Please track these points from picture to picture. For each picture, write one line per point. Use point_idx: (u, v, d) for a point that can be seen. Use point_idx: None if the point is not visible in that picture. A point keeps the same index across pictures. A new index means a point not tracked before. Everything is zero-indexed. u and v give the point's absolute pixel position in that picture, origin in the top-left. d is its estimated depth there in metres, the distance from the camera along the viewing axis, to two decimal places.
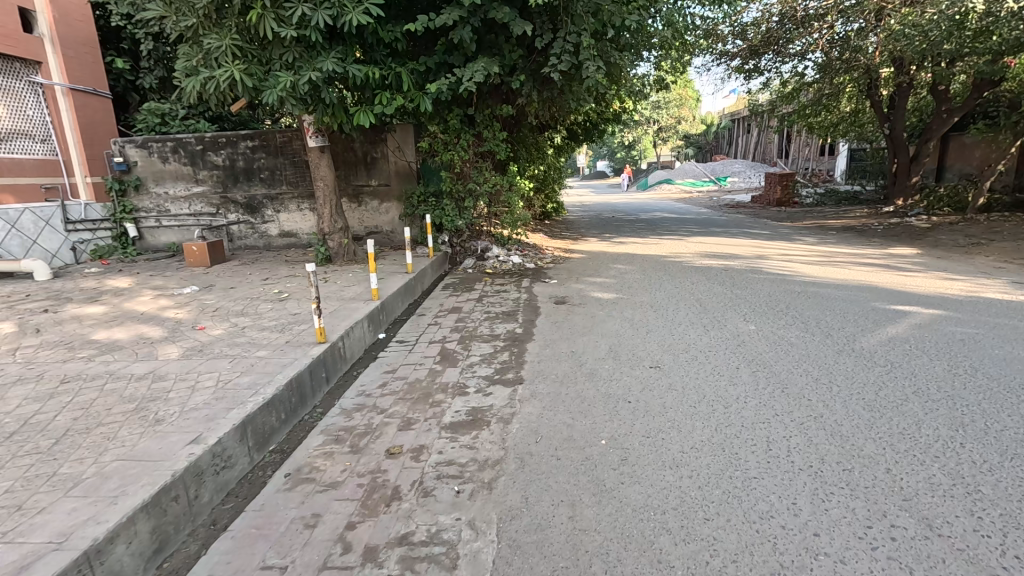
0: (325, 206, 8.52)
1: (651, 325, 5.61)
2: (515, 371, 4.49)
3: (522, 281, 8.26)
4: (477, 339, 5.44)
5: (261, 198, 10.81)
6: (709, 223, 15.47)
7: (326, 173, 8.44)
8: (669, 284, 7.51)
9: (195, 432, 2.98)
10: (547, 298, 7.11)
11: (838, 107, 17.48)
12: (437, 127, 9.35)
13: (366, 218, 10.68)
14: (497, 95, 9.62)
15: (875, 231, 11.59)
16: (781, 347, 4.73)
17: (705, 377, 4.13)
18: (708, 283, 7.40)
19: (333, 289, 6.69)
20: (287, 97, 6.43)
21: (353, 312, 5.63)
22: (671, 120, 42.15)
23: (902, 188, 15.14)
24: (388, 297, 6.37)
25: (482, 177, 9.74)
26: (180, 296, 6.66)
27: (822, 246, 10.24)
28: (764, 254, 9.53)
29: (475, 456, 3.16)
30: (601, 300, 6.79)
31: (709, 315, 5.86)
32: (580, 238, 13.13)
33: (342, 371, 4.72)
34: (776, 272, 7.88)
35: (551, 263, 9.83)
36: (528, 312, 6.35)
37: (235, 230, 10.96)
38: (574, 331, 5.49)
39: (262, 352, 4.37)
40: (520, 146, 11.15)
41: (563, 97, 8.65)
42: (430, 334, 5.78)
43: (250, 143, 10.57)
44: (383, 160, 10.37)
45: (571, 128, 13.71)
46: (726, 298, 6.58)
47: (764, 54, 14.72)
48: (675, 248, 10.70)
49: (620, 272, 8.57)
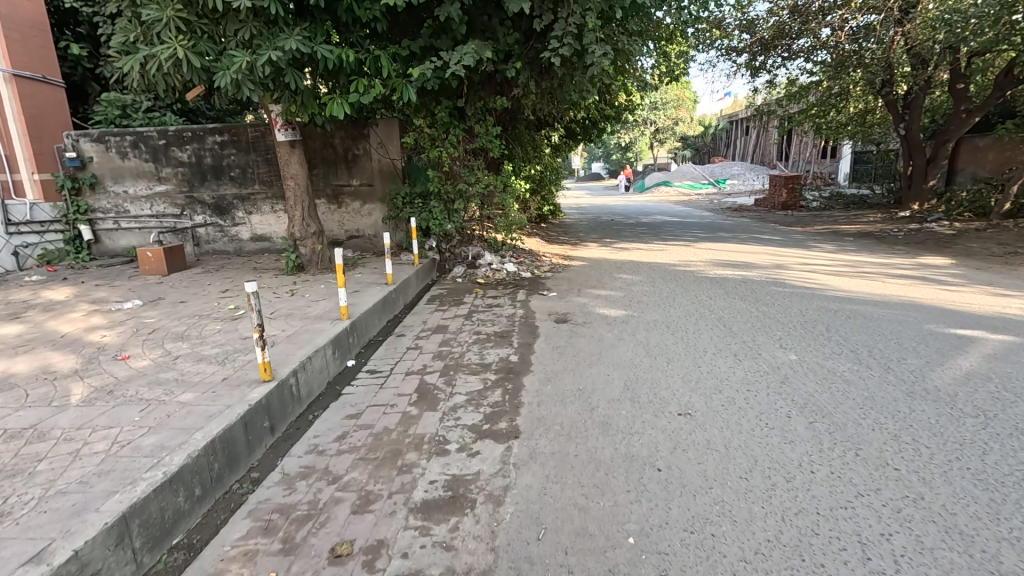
0: (296, 208, 7.58)
1: (671, 352, 4.72)
2: (509, 419, 3.58)
3: (517, 294, 7.36)
4: (463, 370, 4.54)
5: (231, 199, 9.87)
6: (715, 227, 14.64)
7: (297, 171, 7.51)
8: (684, 299, 6.62)
9: (43, 540, 2.07)
10: (546, 315, 6.21)
11: (848, 107, 16.78)
12: (423, 121, 8.44)
13: (346, 220, 9.76)
14: (490, 87, 8.75)
15: (896, 238, 10.79)
16: (836, 386, 3.85)
17: (750, 430, 3.25)
18: (727, 299, 6.54)
19: (297, 306, 5.77)
20: (242, 80, 5.49)
21: (315, 336, 4.70)
22: (668, 121, 41.41)
23: (917, 192, 14.42)
24: (360, 316, 5.44)
25: (473, 176, 8.82)
26: (117, 312, 5.71)
27: (843, 254, 9.42)
28: (783, 263, 8.70)
29: (453, 565, 2.26)
30: (607, 318, 5.93)
31: (738, 339, 4.99)
32: (579, 243, 12.27)
33: (294, 414, 3.81)
34: (802, 285, 7.02)
35: (549, 271, 8.95)
36: (524, 334, 5.46)
37: (202, 233, 9.99)
38: (579, 359, 4.61)
39: (186, 396, 3.44)
40: (516, 143, 10.26)
41: (563, 88, 7.76)
42: (408, 361, 4.87)
43: (219, 137, 9.64)
44: (365, 157, 9.49)
45: (570, 125, 12.87)
46: (753, 316, 5.71)
47: (772, 48, 14.02)
48: (684, 255, 9.86)
49: (626, 283, 7.70)
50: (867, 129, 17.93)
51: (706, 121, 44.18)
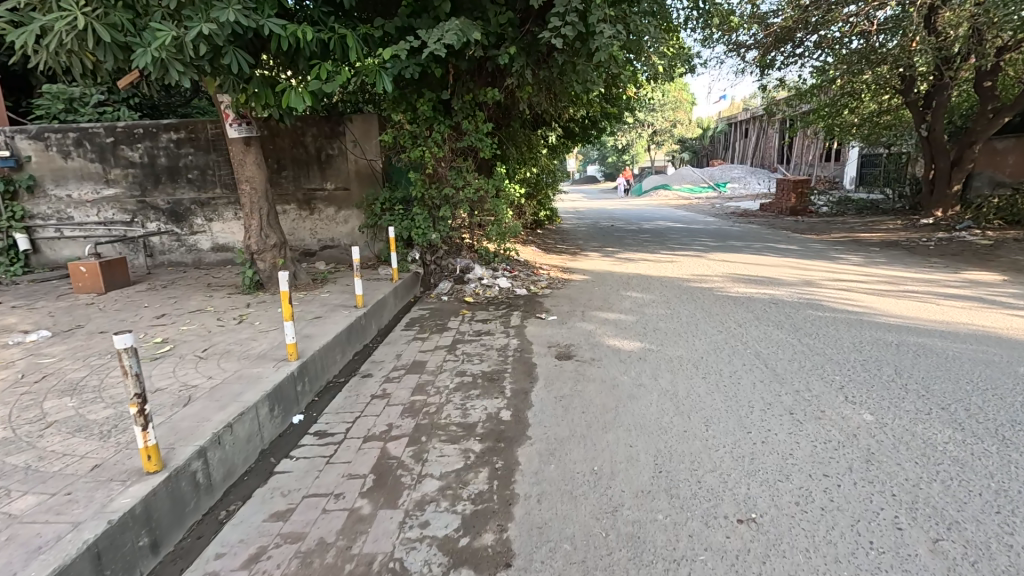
0: (252, 216, 6.49)
1: (707, 407, 3.67)
2: (497, 528, 2.52)
3: (511, 317, 6.33)
4: (437, 434, 3.47)
5: (188, 204, 8.77)
6: (724, 235, 13.63)
7: (253, 172, 6.42)
8: (708, 326, 5.58)
9: None
10: (544, 347, 5.16)
11: (861, 107, 15.85)
12: (403, 116, 7.42)
13: (319, 228, 8.69)
14: (480, 78, 7.72)
15: (928, 249, 9.85)
16: (945, 470, 2.82)
17: (856, 558, 2.22)
18: (760, 327, 5.51)
19: (239, 340, 4.69)
20: (169, 60, 4.41)
21: (248, 388, 3.63)
22: (667, 123, 40.27)
23: (940, 198, 13.41)
24: (315, 355, 4.37)
25: (461, 179, 7.78)
26: (14, 348, 4.61)
27: (874, 268, 8.45)
28: (812, 278, 7.70)
29: None
30: (619, 351, 4.91)
31: (788, 387, 3.95)
32: (578, 252, 11.26)
33: (199, 511, 2.74)
34: (844, 308, 6.01)
35: (547, 287, 7.94)
36: (518, 376, 4.40)
37: (155, 242, 8.86)
38: (589, 418, 3.57)
39: (23, 501, 2.36)
40: (510, 144, 9.24)
41: (565, 78, 6.77)
42: (370, 419, 3.80)
43: (174, 135, 8.55)
44: (341, 157, 8.44)
45: (568, 124, 11.90)
46: (798, 352, 4.69)
47: (786, 44, 13.13)
48: (697, 268, 8.84)
49: (637, 303, 6.68)
50: (881, 131, 17.00)
51: (705, 123, 43.22)
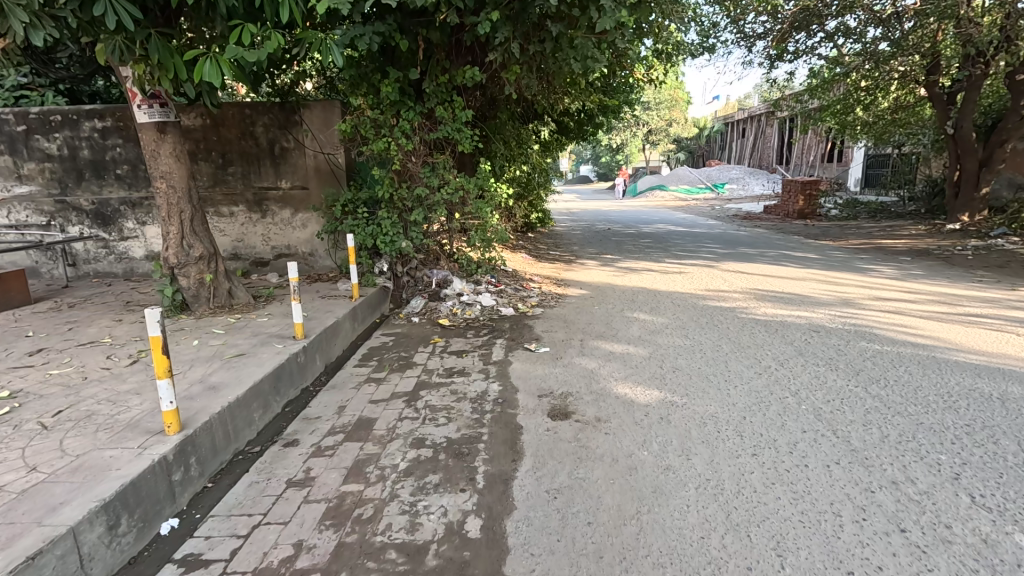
0: (171, 220, 5.21)
1: (774, 516, 2.49)
2: None
3: (494, 348, 5.11)
4: (365, 570, 2.26)
5: (117, 204, 7.46)
6: (733, 241, 12.47)
7: (171, 165, 5.11)
8: (742, 366, 4.39)
9: None
10: (534, 397, 3.94)
11: (875, 104, 14.78)
12: (364, 99, 6.20)
13: (272, 233, 7.41)
14: (459, 57, 6.53)
15: (967, 260, 8.78)
16: None
17: None
18: (807, 366, 4.32)
19: (116, 395, 3.42)
20: (8, 6, 3.22)
21: (76, 492, 2.37)
22: (663, 122, 39.09)
23: (966, 202, 12.31)
24: (209, 421, 3.10)
25: (436, 178, 6.58)
26: None
27: (916, 283, 7.31)
28: (851, 296, 6.54)
29: None
30: (633, 406, 3.69)
31: (880, 476, 2.77)
32: (573, 260, 10.08)
33: None
34: (907, 339, 4.84)
35: (538, 305, 6.75)
36: (497, 450, 3.19)
37: (78, 250, 7.55)
38: (598, 540, 2.38)
39: None
40: (496, 137, 8.04)
41: (560, 53, 5.61)
42: (272, 530, 2.56)
43: (99, 123, 7.23)
44: (297, 151, 7.19)
45: (563, 118, 10.74)
46: (870, 410, 3.52)
47: (800, 32, 12.04)
48: (711, 281, 7.66)
49: (647, 329, 5.48)
50: (896, 129, 15.90)
51: (702, 122, 42.21)
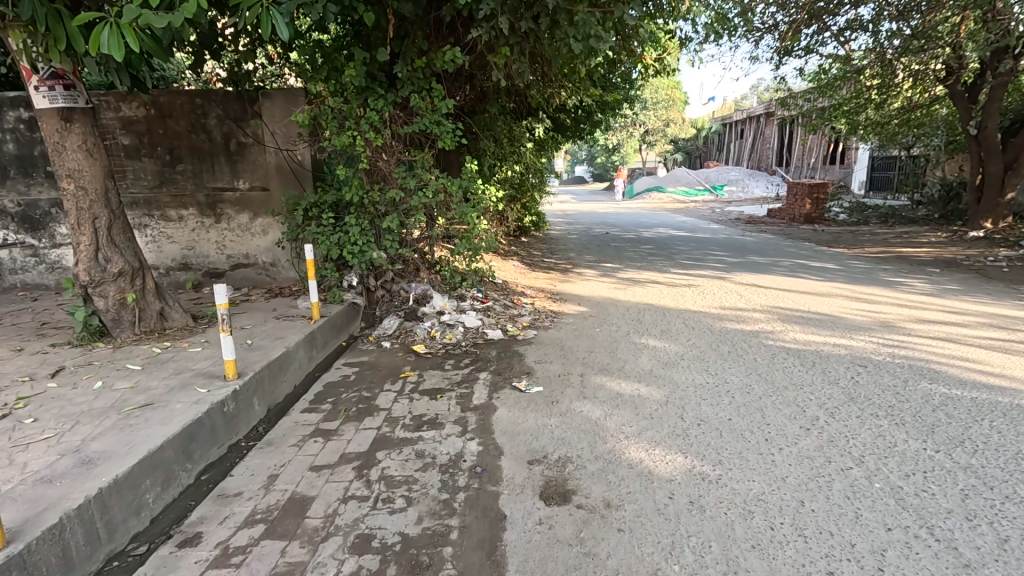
0: (82, 228, 4.27)
1: None
2: None
3: (477, 386, 4.18)
4: None
5: (48, 207, 6.51)
6: (740, 248, 11.64)
7: (80, 161, 4.17)
8: (783, 417, 3.50)
9: None
10: (524, 465, 3.03)
11: (887, 104, 14.00)
12: (327, 86, 5.32)
13: (228, 240, 6.47)
14: (438, 40, 5.66)
15: (1003, 272, 7.97)
16: None
17: None
18: (867, 419, 3.43)
19: None
20: None
21: None
22: (659, 122, 38.28)
23: (989, 206, 11.54)
24: (54, 525, 2.17)
25: (413, 178, 5.69)
26: None
27: (959, 301, 6.46)
28: (891, 318, 5.69)
29: None
30: (651, 483, 2.80)
31: None
32: (570, 268, 9.21)
33: None
34: (979, 379, 3.96)
35: (531, 325, 5.86)
36: (469, 562, 2.28)
37: (4, 258, 6.59)
38: None
39: None
40: (485, 133, 7.14)
41: (556, 30, 4.71)
42: None
43: (26, 113, 6.26)
44: (256, 147, 6.27)
45: (559, 115, 9.86)
46: (969, 492, 2.65)
47: (811, 24, 11.22)
48: (725, 297, 6.81)
49: (659, 361, 4.59)
50: (907, 130, 15.12)
51: (699, 123, 41.44)
